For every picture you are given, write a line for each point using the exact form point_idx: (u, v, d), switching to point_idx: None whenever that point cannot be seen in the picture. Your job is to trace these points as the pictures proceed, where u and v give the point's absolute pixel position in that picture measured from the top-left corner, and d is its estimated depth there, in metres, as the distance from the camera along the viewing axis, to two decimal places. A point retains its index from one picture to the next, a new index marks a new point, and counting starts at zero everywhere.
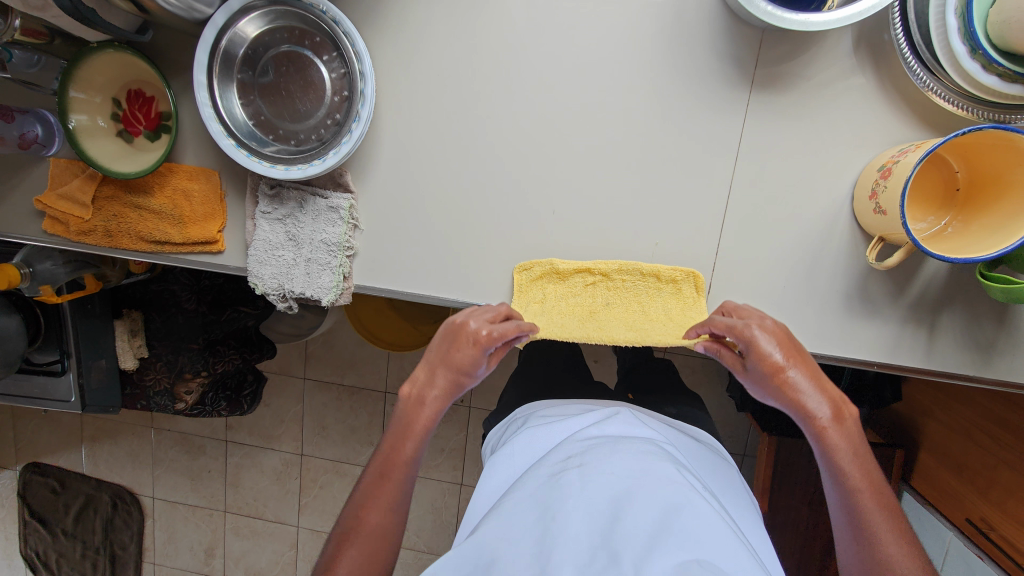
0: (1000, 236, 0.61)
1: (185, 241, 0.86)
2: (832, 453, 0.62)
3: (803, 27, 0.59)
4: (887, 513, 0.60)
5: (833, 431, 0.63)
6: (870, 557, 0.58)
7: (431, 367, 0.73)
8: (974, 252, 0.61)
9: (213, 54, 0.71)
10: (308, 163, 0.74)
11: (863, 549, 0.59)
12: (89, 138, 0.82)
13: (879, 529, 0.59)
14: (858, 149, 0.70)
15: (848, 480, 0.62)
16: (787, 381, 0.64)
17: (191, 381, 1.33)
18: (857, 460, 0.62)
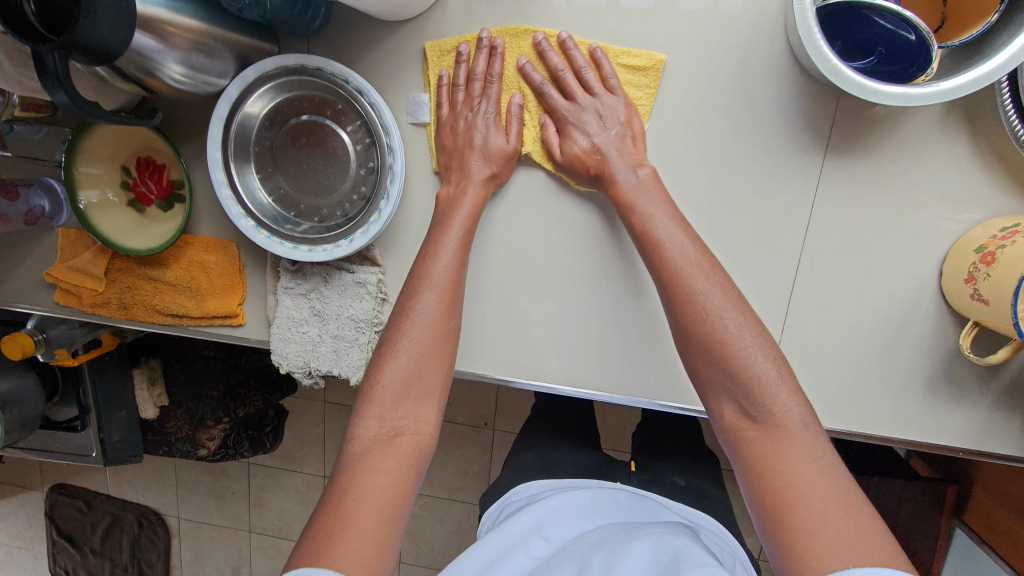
0: None
1: (203, 315, 0.80)
2: (691, 275, 0.56)
3: (903, 102, 0.51)
4: (769, 355, 0.52)
5: (685, 241, 0.58)
6: (748, 387, 0.52)
7: (455, 160, 0.67)
8: None
9: (227, 129, 0.65)
10: (334, 244, 0.67)
11: (740, 384, 0.52)
12: (100, 213, 0.76)
13: (767, 378, 0.51)
14: (950, 219, 0.62)
15: (718, 315, 0.54)
16: (622, 196, 0.61)
17: (213, 428, 1.28)
18: (727, 296, 0.55)
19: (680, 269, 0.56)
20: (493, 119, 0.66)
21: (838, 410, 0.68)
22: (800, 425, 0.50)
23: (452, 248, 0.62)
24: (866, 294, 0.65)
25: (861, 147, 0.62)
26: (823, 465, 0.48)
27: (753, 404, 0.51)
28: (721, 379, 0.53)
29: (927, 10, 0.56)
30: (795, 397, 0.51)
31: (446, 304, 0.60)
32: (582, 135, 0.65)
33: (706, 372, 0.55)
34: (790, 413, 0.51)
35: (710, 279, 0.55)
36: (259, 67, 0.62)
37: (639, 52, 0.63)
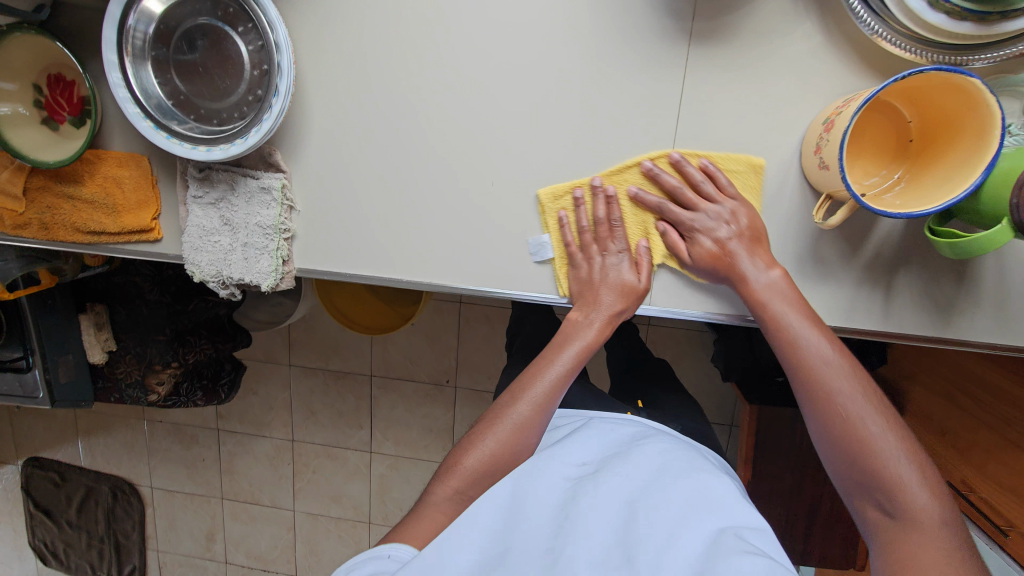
0: (942, 190, 0.57)
1: (120, 230, 0.83)
2: (792, 322, 0.65)
3: None
4: (864, 392, 0.61)
5: (827, 344, 0.64)
6: (869, 482, 0.60)
7: (590, 292, 0.74)
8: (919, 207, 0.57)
9: (122, 32, 0.68)
10: (230, 143, 0.70)
11: (863, 457, 0.60)
12: (11, 127, 0.78)
13: (870, 436, 0.60)
14: (806, 101, 0.66)
15: (819, 360, 0.63)
16: (755, 296, 0.66)
17: (162, 372, 1.33)
18: (830, 345, 0.63)
19: (842, 352, 0.64)
20: (633, 263, 0.74)
21: None
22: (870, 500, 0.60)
23: (549, 385, 0.68)
24: (734, 176, 0.69)
25: (723, 32, 0.65)
26: (938, 550, 0.54)
27: (890, 502, 0.58)
28: (851, 470, 0.61)
29: None
30: (927, 489, 0.58)
31: (550, 398, 0.67)
32: (707, 239, 0.69)
33: (827, 436, 0.62)
34: (923, 507, 0.57)
35: (806, 320, 0.64)
36: None
37: None
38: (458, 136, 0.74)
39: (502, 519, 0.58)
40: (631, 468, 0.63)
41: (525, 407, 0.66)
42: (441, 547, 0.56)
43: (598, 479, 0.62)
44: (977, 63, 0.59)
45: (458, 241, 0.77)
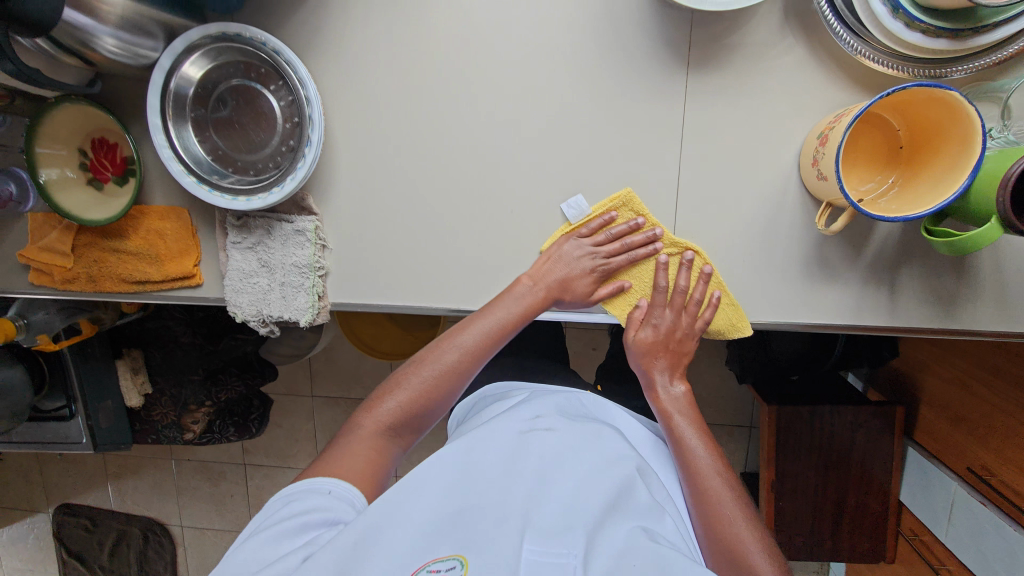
0: (927, 199, 0.61)
1: (164, 278, 0.88)
2: (681, 428, 0.73)
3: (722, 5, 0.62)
4: (737, 497, 0.65)
5: (709, 454, 0.70)
6: (727, 573, 0.61)
7: (546, 267, 0.77)
8: (909, 212, 0.62)
9: (164, 96, 0.73)
10: (268, 192, 0.76)
11: (724, 548, 0.62)
12: (60, 190, 0.84)
13: (742, 537, 0.61)
14: (801, 117, 0.71)
15: (695, 461, 0.69)
16: (660, 404, 0.78)
17: (197, 412, 1.38)
18: (709, 448, 0.70)
19: (717, 451, 0.70)
20: (591, 249, 0.77)
21: (730, 301, 0.76)
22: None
23: (486, 324, 0.74)
24: (739, 189, 0.74)
25: (718, 60, 0.71)
26: None
27: (733, 566, 0.60)
28: (717, 559, 0.62)
29: None
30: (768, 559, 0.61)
31: (480, 348, 0.73)
32: (648, 327, 0.80)
33: (696, 527, 0.65)
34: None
35: (700, 439, 0.71)
36: (185, 38, 0.70)
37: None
38: (477, 170, 0.79)
39: (450, 477, 0.54)
40: (598, 441, 0.61)
41: (464, 357, 0.72)
42: (388, 501, 0.51)
43: (557, 433, 0.61)
44: (957, 73, 0.63)
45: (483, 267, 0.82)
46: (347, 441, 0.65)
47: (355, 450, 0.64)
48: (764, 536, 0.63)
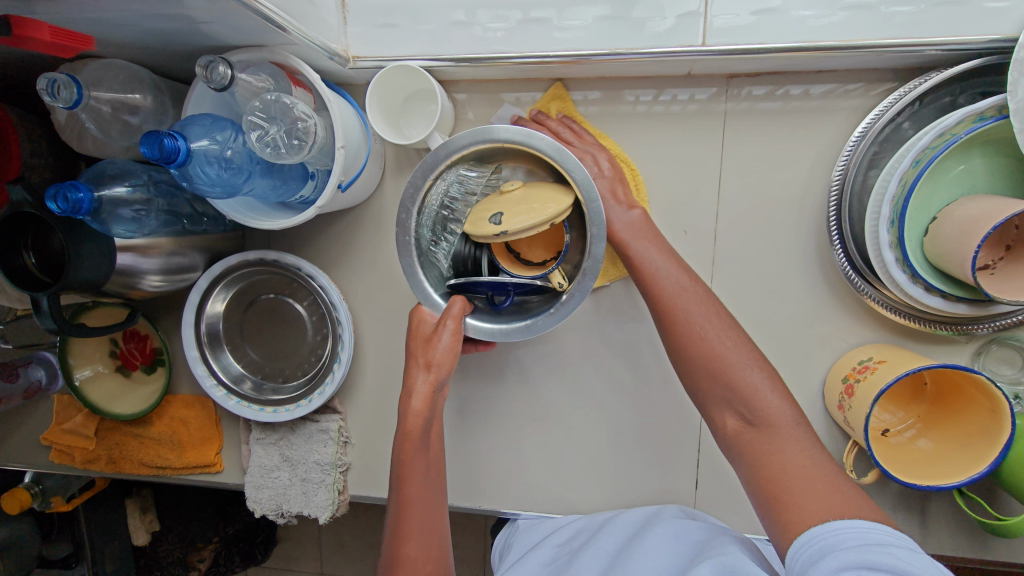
0: (954, 466, 0.61)
1: (184, 466, 0.88)
2: (640, 258, 0.63)
3: (528, 333, 0.60)
4: (716, 312, 0.59)
5: (670, 267, 0.62)
6: (717, 386, 0.56)
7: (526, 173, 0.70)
8: (934, 478, 0.62)
9: (199, 312, 0.74)
10: (295, 403, 0.76)
11: (716, 377, 0.56)
12: (91, 383, 0.86)
13: (730, 357, 0.56)
14: (821, 348, 0.72)
15: (673, 289, 0.61)
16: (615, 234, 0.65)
17: (204, 549, 1.30)
18: (674, 263, 0.63)
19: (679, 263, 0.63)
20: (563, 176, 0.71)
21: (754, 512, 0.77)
22: (723, 399, 0.56)
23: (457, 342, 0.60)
24: None
25: (737, 291, 0.74)
26: (810, 459, 0.51)
27: (749, 410, 0.54)
28: (710, 387, 0.56)
29: (547, 240, 0.66)
30: (779, 394, 0.54)
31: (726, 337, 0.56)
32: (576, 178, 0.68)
33: (679, 365, 0.60)
34: (777, 408, 0.53)
35: (669, 259, 0.63)
36: (224, 263, 0.72)
37: None
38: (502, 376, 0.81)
39: None
40: (610, 536, 0.69)
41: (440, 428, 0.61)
42: None
43: (576, 556, 0.66)
44: (982, 329, 0.64)
45: (505, 468, 0.82)
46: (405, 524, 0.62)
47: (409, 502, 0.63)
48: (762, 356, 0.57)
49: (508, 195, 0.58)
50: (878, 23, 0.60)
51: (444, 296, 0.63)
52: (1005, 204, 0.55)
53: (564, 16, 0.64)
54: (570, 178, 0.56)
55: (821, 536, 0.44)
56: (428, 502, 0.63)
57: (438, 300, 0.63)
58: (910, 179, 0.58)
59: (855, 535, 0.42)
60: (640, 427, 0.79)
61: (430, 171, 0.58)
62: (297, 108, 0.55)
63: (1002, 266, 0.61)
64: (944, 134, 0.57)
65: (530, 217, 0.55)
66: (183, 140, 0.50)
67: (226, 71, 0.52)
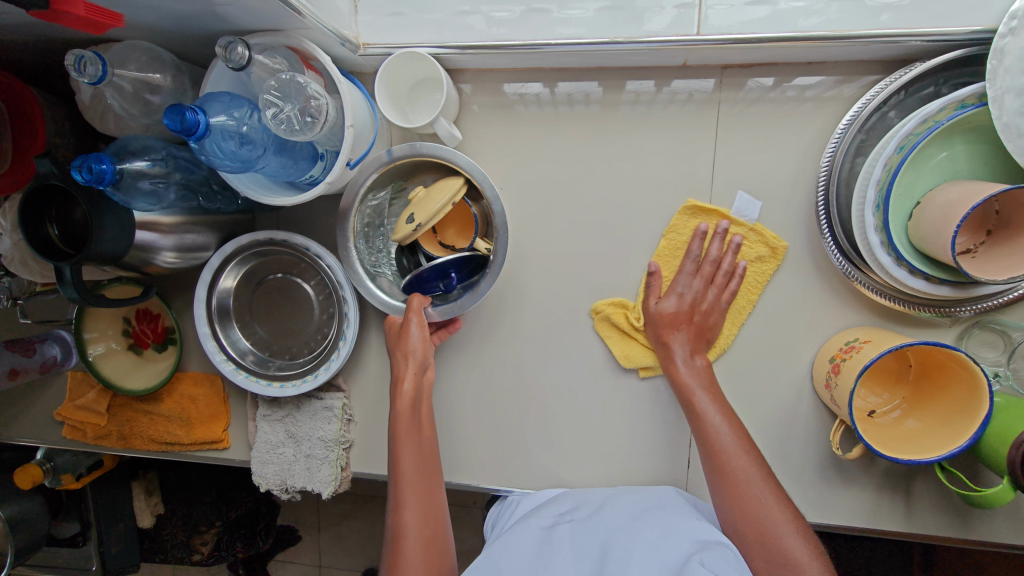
0: (935, 441, 0.63)
1: (192, 441, 0.91)
2: (699, 404, 0.69)
3: (462, 308, 0.72)
4: (768, 484, 0.62)
5: (730, 428, 0.66)
6: (762, 555, 0.58)
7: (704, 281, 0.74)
8: (915, 451, 0.64)
9: (211, 289, 0.77)
10: (302, 379, 0.79)
11: (760, 546, 0.59)
12: (104, 359, 0.89)
13: (774, 524, 0.59)
14: (811, 332, 0.75)
15: (718, 440, 0.65)
16: (680, 379, 0.71)
17: (207, 533, 1.33)
18: (735, 428, 0.66)
19: (737, 432, 0.66)
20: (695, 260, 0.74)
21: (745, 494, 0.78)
22: (762, 553, 0.58)
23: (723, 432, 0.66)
24: (756, 392, 0.77)
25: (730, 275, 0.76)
26: None
27: (779, 565, 0.57)
28: (760, 562, 0.58)
29: (460, 225, 0.77)
30: (820, 562, 0.57)
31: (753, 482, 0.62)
32: (672, 295, 0.74)
33: (722, 501, 0.63)
34: (807, 561, 0.56)
35: (724, 419, 0.67)
36: (236, 242, 0.75)
37: (546, 209, 0.80)
38: (502, 356, 0.84)
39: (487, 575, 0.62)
40: (611, 513, 0.70)
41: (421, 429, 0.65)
42: None
43: (577, 527, 0.68)
44: (964, 312, 0.67)
45: (503, 446, 0.84)
46: (402, 495, 0.66)
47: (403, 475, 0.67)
48: (813, 536, 0.59)
49: (417, 199, 0.71)
50: (866, 15, 0.62)
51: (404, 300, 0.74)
52: (984, 187, 0.57)
53: (565, 7, 0.67)
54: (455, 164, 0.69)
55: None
56: (425, 486, 0.67)
57: (398, 304, 0.74)
58: (894, 164, 0.61)
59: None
60: (635, 408, 0.82)
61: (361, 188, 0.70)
62: (310, 88, 0.58)
63: (983, 249, 0.63)
64: (926, 121, 0.60)
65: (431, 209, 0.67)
66: (202, 114, 0.53)
67: (244, 52, 0.55)
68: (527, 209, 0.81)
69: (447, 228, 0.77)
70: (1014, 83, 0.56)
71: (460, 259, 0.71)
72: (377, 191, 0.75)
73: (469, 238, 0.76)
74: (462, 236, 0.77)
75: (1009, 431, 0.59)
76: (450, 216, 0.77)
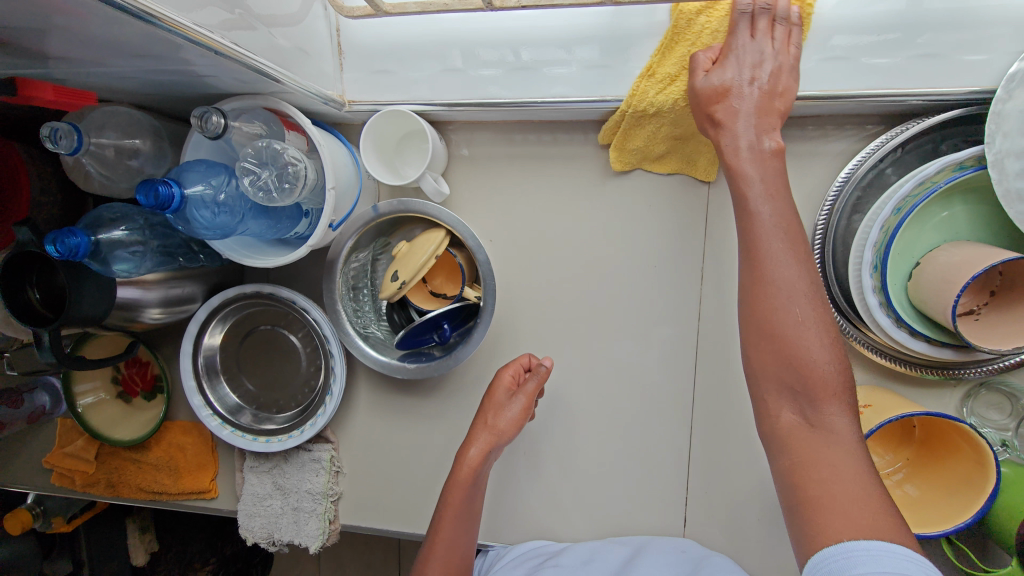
0: (943, 513, 0.60)
1: (180, 491, 0.89)
2: (750, 201, 0.57)
3: (453, 363, 0.70)
4: (809, 305, 0.53)
5: (772, 206, 0.56)
6: (775, 378, 0.53)
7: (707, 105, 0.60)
8: (919, 525, 0.61)
9: (197, 344, 0.76)
10: (288, 434, 0.77)
11: (770, 341, 0.53)
12: (93, 409, 0.88)
13: (790, 327, 0.52)
14: None
15: (758, 231, 0.56)
16: (734, 167, 0.58)
17: (200, 571, 1.25)
18: (784, 220, 0.55)
19: (805, 278, 0.54)
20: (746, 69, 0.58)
21: (745, 552, 0.77)
22: (786, 401, 0.53)
23: (767, 212, 0.56)
24: None
25: None
26: (859, 484, 0.47)
27: (811, 407, 0.51)
28: (768, 364, 0.53)
29: (447, 276, 0.75)
30: (835, 367, 0.51)
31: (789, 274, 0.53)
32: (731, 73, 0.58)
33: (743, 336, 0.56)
34: (837, 417, 0.50)
35: (762, 186, 0.57)
36: (222, 296, 0.74)
37: (537, 259, 0.79)
38: None
39: None
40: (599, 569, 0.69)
41: (455, 488, 0.68)
42: None
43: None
44: (970, 374, 0.64)
45: (493, 502, 0.82)
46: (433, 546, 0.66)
47: (441, 537, 0.66)
48: (845, 386, 0.51)
49: (401, 254, 0.70)
50: (861, 73, 0.61)
51: (391, 356, 0.73)
52: (985, 256, 0.54)
53: (552, 63, 0.66)
54: (439, 219, 0.68)
55: (830, 558, 0.44)
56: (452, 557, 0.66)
57: (387, 359, 0.72)
58: (892, 226, 0.59)
59: (868, 558, 0.42)
60: (629, 463, 0.79)
61: (344, 247, 0.70)
62: (287, 153, 0.57)
63: (986, 312, 0.60)
64: (925, 182, 0.58)
65: (417, 263, 0.66)
66: (177, 186, 0.52)
67: (219, 121, 0.55)
68: (518, 258, 0.79)
69: (434, 277, 0.75)
70: (1014, 146, 0.54)
71: (452, 310, 0.70)
72: (361, 248, 0.74)
73: (458, 284, 0.74)
74: (452, 282, 0.75)
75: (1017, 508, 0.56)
76: (435, 265, 0.75)
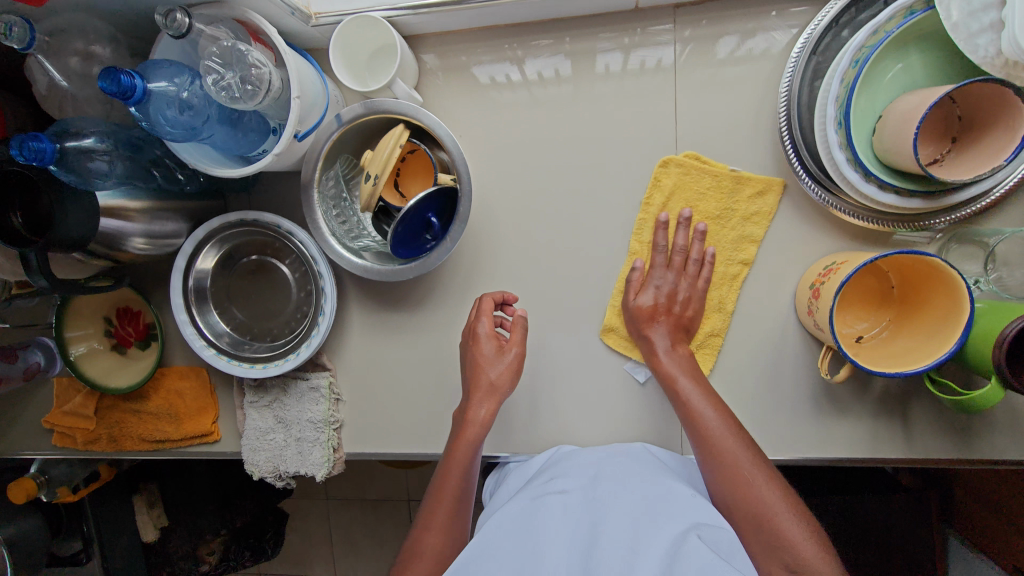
0: (933, 347, 0.62)
1: (183, 436, 0.90)
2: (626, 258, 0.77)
3: (443, 255, 0.72)
4: (745, 443, 0.63)
5: (710, 405, 0.67)
6: (747, 518, 0.59)
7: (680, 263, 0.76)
8: (908, 365, 0.62)
9: (186, 275, 0.77)
10: (284, 359, 0.77)
11: (753, 520, 0.59)
12: (89, 360, 0.88)
13: (745, 475, 0.61)
14: (789, 263, 0.75)
15: (714, 432, 0.64)
16: (661, 367, 0.72)
17: (214, 541, 1.23)
18: (714, 403, 0.67)
19: (731, 424, 0.65)
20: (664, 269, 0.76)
21: None
22: (766, 557, 0.57)
23: (694, 389, 0.68)
24: (741, 329, 0.76)
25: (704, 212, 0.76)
26: None
27: (783, 549, 0.56)
28: (747, 532, 0.59)
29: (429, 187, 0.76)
30: (802, 521, 0.58)
31: (718, 407, 0.66)
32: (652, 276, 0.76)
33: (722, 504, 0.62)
34: (811, 555, 0.55)
35: (703, 393, 0.68)
36: (206, 225, 0.75)
37: (515, 166, 0.80)
38: None
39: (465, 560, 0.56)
40: (607, 479, 0.65)
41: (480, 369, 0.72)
42: None
43: (567, 494, 0.62)
44: (940, 223, 0.66)
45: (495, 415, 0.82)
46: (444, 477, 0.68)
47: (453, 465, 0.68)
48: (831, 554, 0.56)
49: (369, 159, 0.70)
50: None
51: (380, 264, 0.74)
52: (942, 88, 0.56)
53: None
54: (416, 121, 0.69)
55: None
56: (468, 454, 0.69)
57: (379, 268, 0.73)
58: (851, 79, 0.60)
59: None
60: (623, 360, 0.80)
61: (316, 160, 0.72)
62: (252, 57, 0.58)
63: (950, 157, 0.62)
64: (877, 32, 0.60)
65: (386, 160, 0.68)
66: (140, 78, 0.53)
67: (184, 20, 0.55)
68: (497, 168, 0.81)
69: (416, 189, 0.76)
70: None
71: (433, 198, 0.69)
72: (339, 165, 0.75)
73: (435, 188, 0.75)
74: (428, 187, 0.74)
75: (991, 330, 0.58)
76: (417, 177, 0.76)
